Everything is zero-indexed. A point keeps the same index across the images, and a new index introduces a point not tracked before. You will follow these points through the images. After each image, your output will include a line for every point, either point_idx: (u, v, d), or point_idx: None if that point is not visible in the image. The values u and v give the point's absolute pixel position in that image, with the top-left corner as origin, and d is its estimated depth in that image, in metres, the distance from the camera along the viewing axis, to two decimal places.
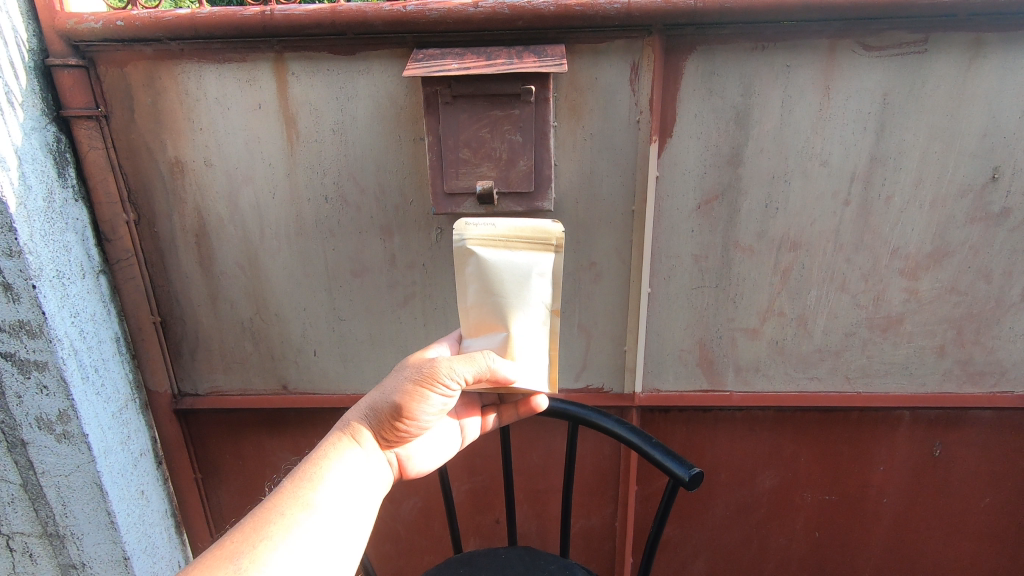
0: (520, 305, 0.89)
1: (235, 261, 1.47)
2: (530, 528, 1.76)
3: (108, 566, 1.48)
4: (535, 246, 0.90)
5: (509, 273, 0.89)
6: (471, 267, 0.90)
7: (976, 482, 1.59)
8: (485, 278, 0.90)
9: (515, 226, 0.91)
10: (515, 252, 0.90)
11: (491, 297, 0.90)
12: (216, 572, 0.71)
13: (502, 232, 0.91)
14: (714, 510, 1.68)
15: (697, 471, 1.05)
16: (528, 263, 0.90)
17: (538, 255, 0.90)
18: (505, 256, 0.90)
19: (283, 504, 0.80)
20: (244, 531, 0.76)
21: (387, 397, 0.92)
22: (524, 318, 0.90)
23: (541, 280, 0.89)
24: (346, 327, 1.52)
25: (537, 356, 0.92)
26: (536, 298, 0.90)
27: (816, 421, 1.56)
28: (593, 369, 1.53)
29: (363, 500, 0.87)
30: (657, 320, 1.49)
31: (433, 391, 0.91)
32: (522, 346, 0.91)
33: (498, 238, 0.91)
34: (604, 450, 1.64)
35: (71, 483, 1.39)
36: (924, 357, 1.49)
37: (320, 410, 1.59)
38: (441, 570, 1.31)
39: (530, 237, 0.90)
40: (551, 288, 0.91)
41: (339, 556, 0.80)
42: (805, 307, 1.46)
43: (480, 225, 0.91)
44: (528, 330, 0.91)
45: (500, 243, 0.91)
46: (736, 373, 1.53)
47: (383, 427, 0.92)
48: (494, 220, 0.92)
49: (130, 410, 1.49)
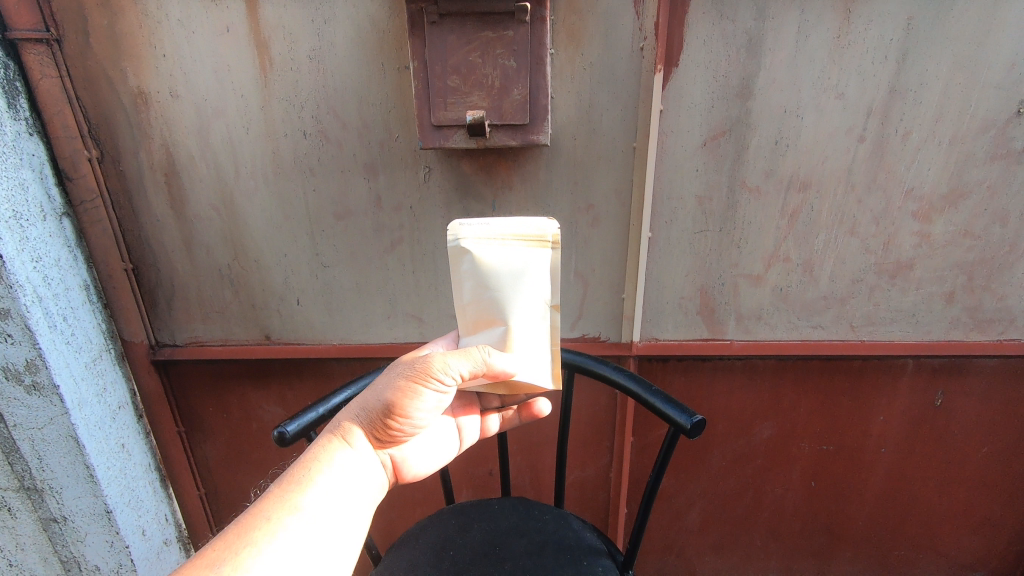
0: (515, 306, 0.84)
1: (209, 203, 1.37)
2: (524, 480, 1.74)
3: (90, 520, 1.44)
4: (530, 245, 0.84)
5: (502, 274, 0.83)
6: (462, 269, 0.85)
7: (977, 430, 1.57)
8: (478, 281, 0.85)
9: (509, 224, 0.85)
10: (510, 252, 0.84)
11: (486, 296, 0.85)
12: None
13: (496, 229, 0.85)
14: (711, 461, 1.66)
15: (699, 418, 1.01)
16: (521, 264, 0.83)
17: (533, 254, 0.83)
18: (499, 257, 0.84)
19: (268, 509, 0.74)
20: (226, 540, 0.70)
21: (380, 395, 0.86)
22: (520, 316, 0.84)
23: (537, 279, 0.83)
24: (330, 274, 1.44)
25: (535, 355, 0.86)
26: (533, 299, 0.84)
27: (818, 369, 1.52)
28: (590, 317, 1.48)
29: (355, 505, 0.82)
30: (657, 267, 1.42)
31: (429, 386, 0.85)
32: (520, 344, 0.85)
33: (491, 238, 0.85)
34: (600, 402, 1.61)
35: (45, 435, 1.33)
36: (932, 304, 1.44)
37: (306, 360, 1.53)
38: (434, 521, 1.29)
39: (526, 233, 0.84)
40: (551, 286, 0.84)
41: (331, 567, 0.75)
42: (812, 252, 1.40)
43: (471, 227, 0.85)
44: (525, 329, 0.85)
45: (492, 243, 0.84)
46: (738, 321, 1.48)
47: (376, 426, 0.87)
48: (486, 221, 0.85)
49: (104, 360, 1.42)
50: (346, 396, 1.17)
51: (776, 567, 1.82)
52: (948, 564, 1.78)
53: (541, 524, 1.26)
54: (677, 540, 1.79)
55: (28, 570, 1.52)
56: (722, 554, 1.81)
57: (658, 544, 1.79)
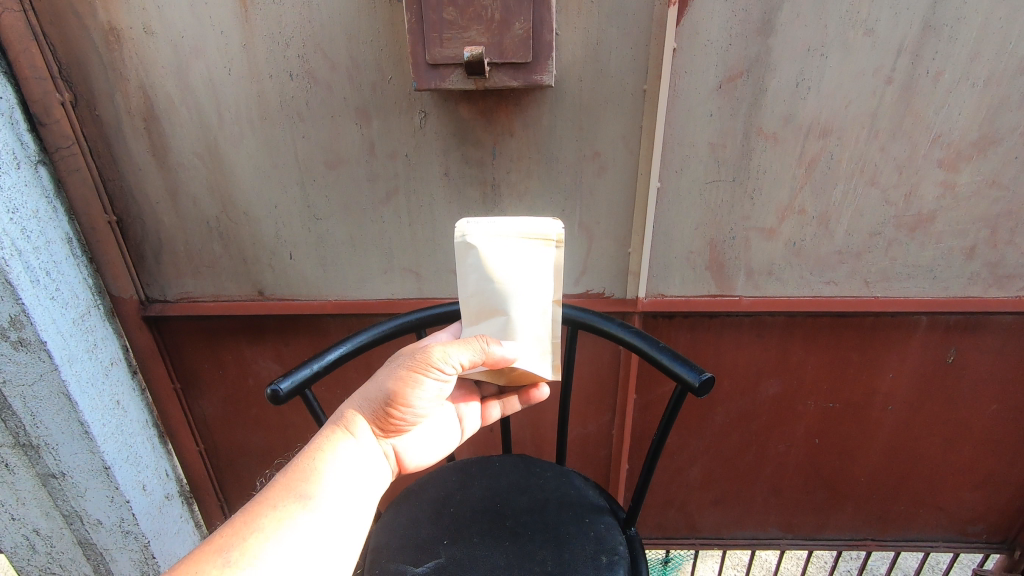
0: (518, 302, 0.85)
1: (193, 151, 1.29)
2: (526, 437, 1.73)
3: (89, 476, 1.43)
4: (536, 246, 0.83)
5: (508, 273, 0.84)
6: (469, 266, 0.84)
7: (988, 388, 1.54)
8: (483, 278, 0.85)
9: (515, 223, 0.84)
10: (516, 251, 0.83)
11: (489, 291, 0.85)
12: (204, 566, 0.67)
13: (501, 225, 0.84)
14: (715, 418, 1.64)
15: (708, 376, 0.97)
16: (526, 264, 0.83)
17: (539, 255, 0.83)
18: (505, 257, 0.83)
19: (276, 498, 0.76)
20: (234, 526, 0.72)
21: (380, 385, 0.89)
22: (523, 311, 0.86)
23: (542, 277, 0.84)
24: (323, 227, 1.38)
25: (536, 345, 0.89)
26: (536, 296, 0.85)
27: (828, 326, 1.48)
28: (594, 272, 1.43)
29: (360, 495, 0.84)
30: (666, 219, 1.35)
31: (428, 376, 0.87)
32: (522, 335, 0.87)
33: (497, 238, 0.83)
34: (603, 359, 1.58)
35: (36, 392, 1.30)
36: (952, 258, 1.37)
37: (301, 316, 1.49)
38: (434, 478, 1.27)
39: (530, 232, 0.83)
40: (553, 284, 0.86)
41: (337, 554, 0.76)
42: (828, 203, 1.33)
43: (478, 225, 0.84)
44: (527, 323, 0.87)
45: (499, 243, 0.83)
46: (748, 276, 1.42)
47: (377, 415, 0.89)
48: (492, 219, 0.84)
49: (93, 316, 1.38)
50: (342, 352, 1.13)
51: (776, 521, 1.83)
52: (947, 519, 1.78)
53: (543, 481, 1.24)
54: (679, 495, 1.79)
55: (32, 523, 1.52)
56: (722, 508, 1.82)
57: (659, 499, 1.80)
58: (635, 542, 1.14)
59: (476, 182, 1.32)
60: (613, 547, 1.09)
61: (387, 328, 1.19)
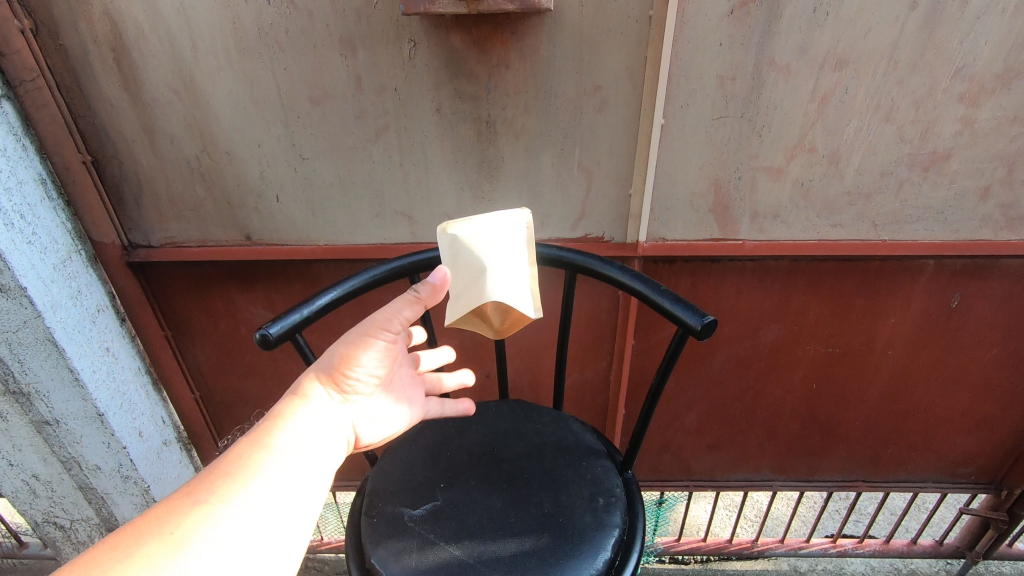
0: (501, 267, 0.89)
1: (167, 85, 1.21)
2: (523, 383, 1.72)
3: (83, 422, 1.42)
4: (505, 221, 0.91)
5: (486, 241, 0.89)
6: (455, 252, 0.89)
7: (990, 333, 1.52)
8: (468, 259, 0.89)
9: (486, 216, 0.92)
10: (490, 227, 0.90)
11: (462, 255, 0.89)
12: (150, 531, 0.64)
13: (476, 216, 0.91)
14: (713, 364, 1.62)
15: (710, 320, 0.93)
16: (501, 234, 0.90)
17: (509, 228, 0.91)
18: (483, 234, 0.90)
19: (229, 464, 0.73)
20: (181, 497, 0.68)
21: (329, 355, 0.87)
22: (504, 270, 0.89)
23: (515, 242, 0.90)
24: (310, 168, 1.31)
25: (521, 293, 0.89)
26: (514, 260, 0.90)
27: (832, 271, 1.44)
28: (594, 215, 1.39)
29: (315, 466, 0.80)
30: (669, 159, 1.29)
31: (371, 339, 0.88)
32: (509, 287, 0.89)
33: (474, 221, 0.90)
34: (601, 305, 1.55)
35: (21, 338, 1.27)
36: (964, 200, 1.33)
37: (292, 261, 1.45)
38: (431, 423, 1.26)
39: (498, 217, 0.91)
40: (526, 249, 0.91)
41: (292, 516, 0.72)
42: (840, 142, 1.26)
43: (456, 227, 0.92)
44: (511, 277, 0.89)
45: (476, 226, 0.90)
46: (753, 219, 1.37)
47: (330, 384, 0.86)
48: (466, 219, 0.92)
49: (75, 261, 1.33)
50: (333, 297, 1.10)
51: (769, 464, 1.86)
52: (938, 460, 1.81)
53: (539, 426, 1.23)
54: (674, 439, 1.81)
55: (31, 468, 1.53)
56: (717, 452, 1.84)
57: (654, 443, 1.81)
58: (632, 485, 1.14)
59: (469, 119, 1.25)
60: (609, 489, 1.09)
61: (380, 273, 1.15)
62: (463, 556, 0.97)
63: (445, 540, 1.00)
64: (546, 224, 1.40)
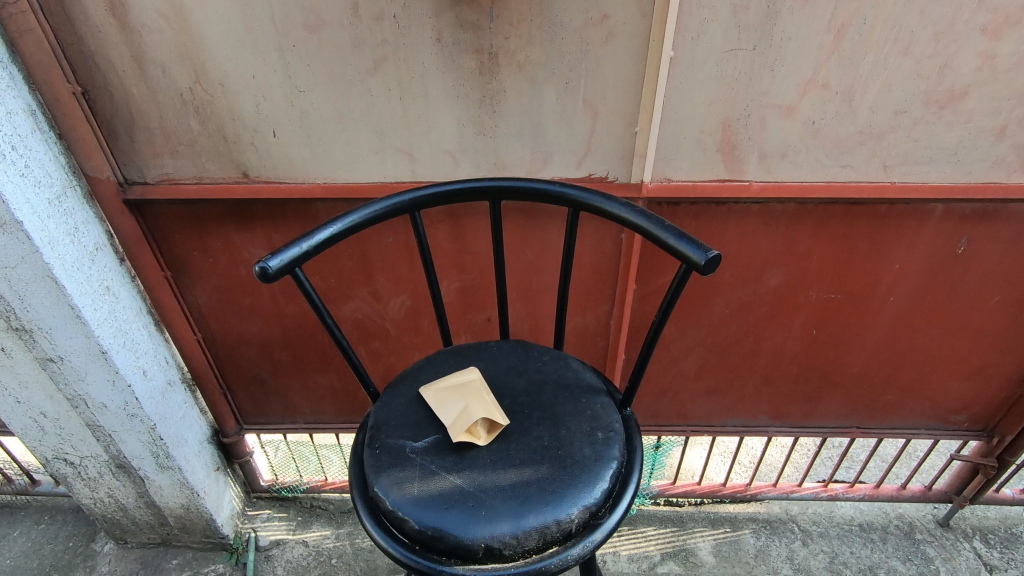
0: (465, 397, 1.11)
1: (156, 10, 1.16)
2: (523, 328, 1.72)
3: (87, 360, 1.43)
4: (466, 386, 1.14)
5: (456, 392, 1.13)
6: (434, 402, 1.13)
7: (994, 279, 1.51)
8: (443, 402, 1.12)
9: (452, 383, 1.16)
10: (458, 390, 1.13)
11: (437, 404, 1.12)
12: None
13: (444, 385, 1.15)
14: (714, 309, 1.62)
15: (714, 254, 0.92)
16: (464, 392, 1.13)
17: (469, 387, 1.13)
18: (452, 394, 1.13)
19: None
20: None
21: None
22: (468, 400, 1.11)
23: (476, 392, 1.12)
24: (307, 101, 1.28)
25: (480, 404, 1.10)
26: (475, 395, 1.12)
27: (839, 214, 1.42)
28: (598, 154, 1.36)
29: None
30: (677, 94, 1.25)
31: None
32: (472, 403, 1.10)
33: (445, 391, 1.14)
34: (604, 249, 1.53)
35: (20, 275, 1.25)
36: (979, 141, 1.29)
37: (290, 200, 1.43)
38: (432, 361, 1.27)
39: (461, 382, 1.15)
40: (485, 394, 1.13)
41: None
42: (855, 77, 1.22)
43: (433, 387, 1.16)
44: (474, 401, 1.10)
45: (445, 394, 1.14)
46: (760, 159, 1.34)
47: None
48: (439, 384, 1.16)
49: (70, 197, 1.31)
50: (333, 231, 1.08)
51: (766, 410, 1.88)
52: (932, 407, 1.83)
53: (540, 365, 1.24)
54: (673, 384, 1.83)
55: (38, 405, 1.54)
56: (715, 398, 1.86)
57: (653, 388, 1.83)
58: (631, 421, 1.15)
59: (471, 50, 1.21)
60: (609, 424, 1.11)
61: (380, 208, 1.14)
62: (464, 485, 0.99)
63: (446, 470, 1.02)
64: (549, 163, 1.37)
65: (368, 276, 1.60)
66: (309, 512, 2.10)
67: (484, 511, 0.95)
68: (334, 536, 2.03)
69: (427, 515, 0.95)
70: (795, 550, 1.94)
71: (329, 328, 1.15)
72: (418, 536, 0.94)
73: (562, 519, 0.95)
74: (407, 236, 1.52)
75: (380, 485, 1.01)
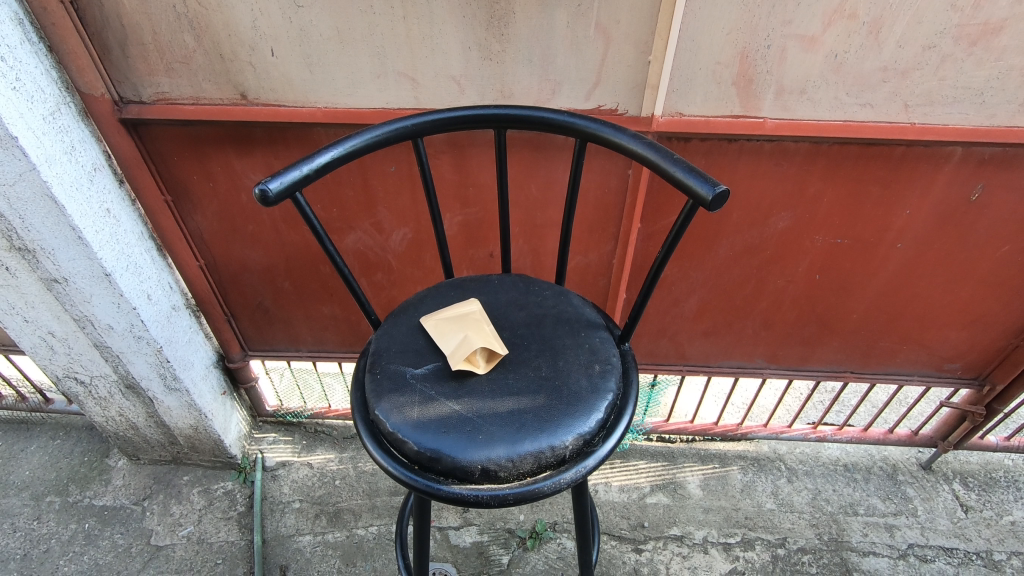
0: (465, 327, 1.13)
1: None
2: (526, 263, 1.72)
3: (91, 282, 1.44)
4: (466, 317, 1.15)
5: (457, 322, 1.14)
6: (434, 330, 1.14)
7: (1006, 228, 1.48)
8: (443, 331, 1.14)
9: (452, 313, 1.17)
10: (458, 319, 1.15)
11: (437, 332, 1.14)
12: None
13: (445, 315, 1.17)
14: (719, 251, 1.61)
15: (723, 190, 0.89)
16: (464, 323, 1.14)
17: (469, 319, 1.14)
18: (452, 324, 1.14)
19: None
20: None
21: None
22: (467, 330, 1.12)
23: (475, 324, 1.13)
24: (307, 18, 1.22)
25: (479, 335, 1.11)
26: (474, 327, 1.13)
27: (854, 156, 1.38)
28: (609, 84, 1.31)
29: None
30: (694, 21, 1.19)
31: None
32: (472, 332, 1.11)
33: (445, 320, 1.16)
34: (610, 185, 1.50)
35: (18, 194, 1.24)
36: (1009, 82, 1.23)
37: (291, 125, 1.39)
38: (434, 293, 1.27)
39: (461, 313, 1.16)
40: (485, 325, 1.14)
41: None
42: (885, 7, 1.15)
43: (435, 316, 1.18)
44: (473, 331, 1.12)
45: (446, 323, 1.15)
46: (777, 95, 1.29)
47: None
48: (440, 313, 1.18)
49: (65, 115, 1.27)
50: (334, 156, 1.06)
51: (762, 352, 1.90)
52: (928, 355, 1.85)
53: (541, 299, 1.24)
54: (672, 325, 1.84)
55: (46, 325, 1.57)
56: (712, 339, 1.88)
57: (652, 328, 1.85)
58: (628, 356, 1.16)
59: None
60: (606, 358, 1.12)
61: (382, 133, 1.11)
62: (462, 411, 1.02)
63: (445, 396, 1.04)
64: (557, 93, 1.33)
65: (370, 207, 1.58)
66: (313, 437, 2.18)
67: (482, 435, 0.98)
68: (338, 459, 2.11)
69: (426, 438, 0.98)
70: (780, 487, 2.02)
71: (330, 256, 1.14)
72: (417, 457, 0.97)
73: (556, 446, 0.98)
74: (409, 167, 1.49)
75: (381, 409, 1.03)
